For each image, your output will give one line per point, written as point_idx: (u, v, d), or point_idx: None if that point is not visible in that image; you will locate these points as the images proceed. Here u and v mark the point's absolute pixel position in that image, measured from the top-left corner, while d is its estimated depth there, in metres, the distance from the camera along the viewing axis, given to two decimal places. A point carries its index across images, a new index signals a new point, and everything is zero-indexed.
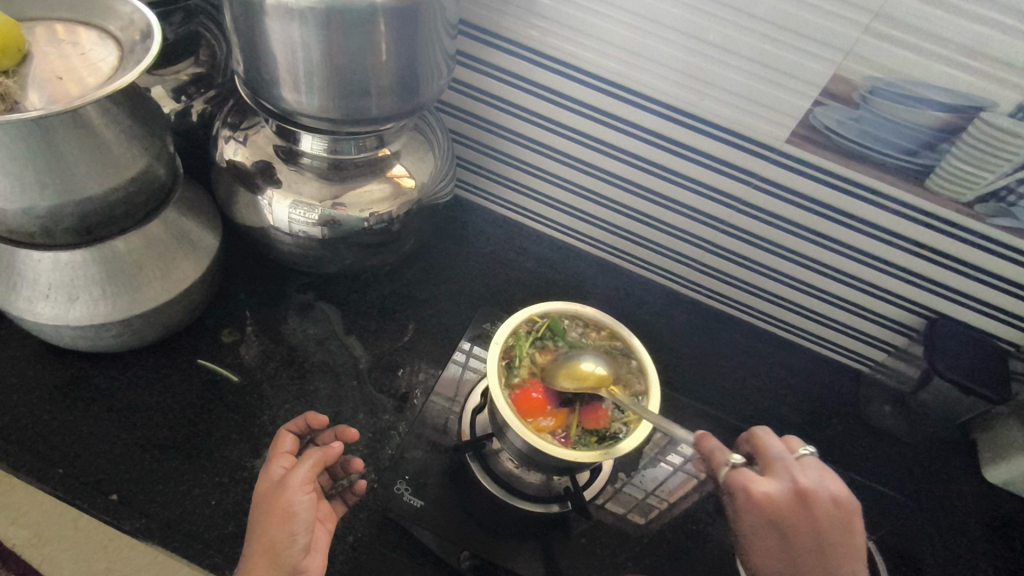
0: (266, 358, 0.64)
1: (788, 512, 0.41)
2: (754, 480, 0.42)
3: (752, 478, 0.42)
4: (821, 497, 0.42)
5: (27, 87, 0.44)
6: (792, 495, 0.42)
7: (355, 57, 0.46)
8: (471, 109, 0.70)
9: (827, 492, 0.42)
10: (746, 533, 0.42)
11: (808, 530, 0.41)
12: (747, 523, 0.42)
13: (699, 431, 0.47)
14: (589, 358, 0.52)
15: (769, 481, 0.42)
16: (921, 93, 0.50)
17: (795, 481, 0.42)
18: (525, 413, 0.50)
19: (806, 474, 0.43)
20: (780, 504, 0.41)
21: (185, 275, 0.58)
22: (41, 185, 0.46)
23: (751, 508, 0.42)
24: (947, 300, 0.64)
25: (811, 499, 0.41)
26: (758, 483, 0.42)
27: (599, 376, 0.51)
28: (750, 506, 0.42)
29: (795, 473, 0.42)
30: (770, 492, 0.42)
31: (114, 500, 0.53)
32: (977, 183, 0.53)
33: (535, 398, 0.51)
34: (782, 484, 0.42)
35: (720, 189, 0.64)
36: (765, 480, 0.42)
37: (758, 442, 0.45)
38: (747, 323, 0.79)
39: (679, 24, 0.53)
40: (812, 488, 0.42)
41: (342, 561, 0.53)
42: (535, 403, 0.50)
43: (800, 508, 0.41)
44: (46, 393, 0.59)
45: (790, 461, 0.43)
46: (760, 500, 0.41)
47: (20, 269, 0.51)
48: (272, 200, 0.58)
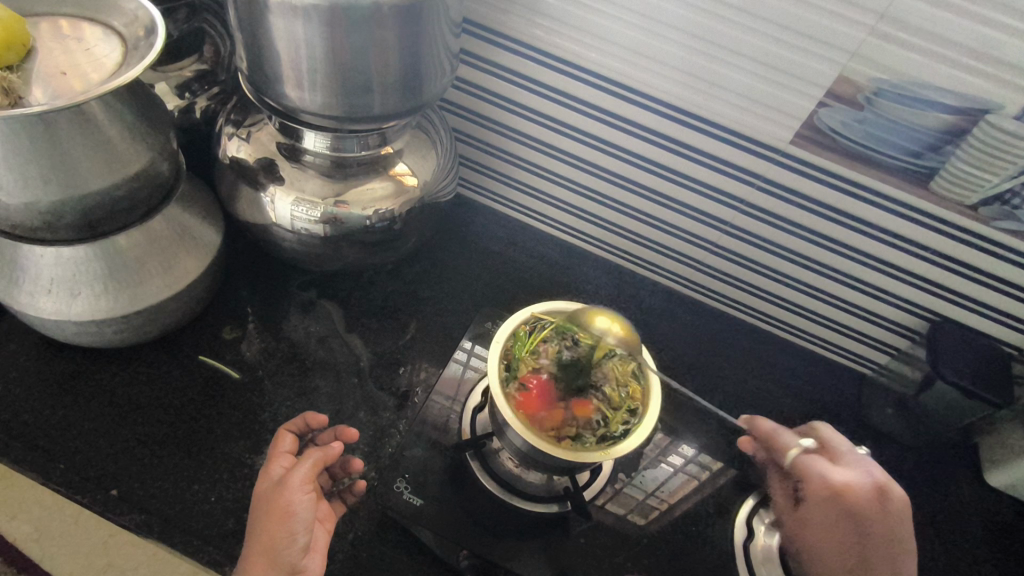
0: (267, 355, 0.64)
1: (865, 501, 0.48)
2: (834, 471, 0.49)
3: (828, 467, 0.50)
4: (894, 496, 0.49)
5: (30, 82, 0.44)
6: (870, 488, 0.49)
7: (359, 55, 0.46)
8: (474, 108, 0.70)
9: (895, 489, 0.49)
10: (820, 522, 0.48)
11: (879, 520, 0.48)
12: (823, 507, 0.48)
13: (755, 420, 0.56)
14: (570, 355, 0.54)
15: (847, 471, 0.50)
16: (926, 94, 0.49)
17: (873, 477, 0.49)
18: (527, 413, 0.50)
19: (877, 471, 0.50)
20: (860, 491, 0.48)
21: (187, 271, 0.58)
22: (45, 179, 0.46)
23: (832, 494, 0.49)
24: (952, 303, 0.63)
25: (888, 492, 0.49)
26: (838, 472, 0.49)
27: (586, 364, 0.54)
28: (830, 492, 0.48)
29: (871, 469, 0.50)
30: (849, 479, 0.49)
31: (114, 496, 0.53)
32: (983, 185, 0.52)
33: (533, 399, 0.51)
34: (862, 476, 0.49)
35: (723, 189, 0.64)
36: (843, 471, 0.50)
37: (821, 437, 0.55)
38: (749, 324, 0.78)
39: (683, 24, 0.53)
40: (885, 486, 0.49)
41: (341, 560, 0.53)
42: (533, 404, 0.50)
43: (876, 500, 0.48)
44: (46, 388, 0.59)
45: (865, 459, 0.51)
46: (842, 486, 0.48)
47: (22, 264, 0.52)
48: (274, 197, 0.59)
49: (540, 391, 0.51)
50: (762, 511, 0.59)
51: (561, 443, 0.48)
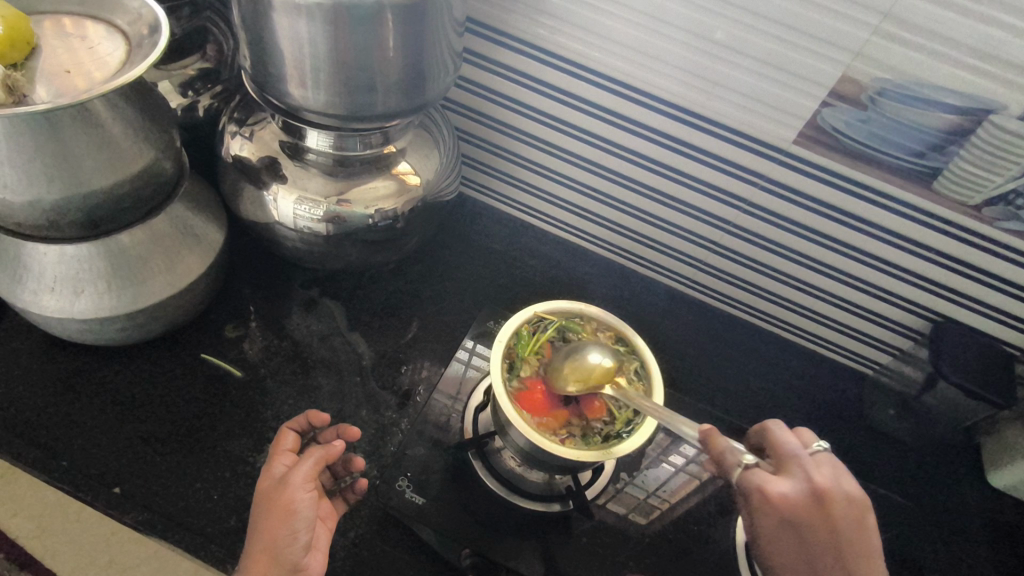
0: (269, 353, 0.64)
1: (805, 513, 0.39)
2: (769, 483, 0.40)
3: (767, 478, 0.40)
4: (839, 499, 0.40)
5: (35, 80, 0.44)
6: (809, 496, 0.40)
7: (362, 53, 0.46)
8: (476, 107, 0.70)
9: (840, 490, 0.40)
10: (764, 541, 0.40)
11: (825, 531, 0.39)
12: (764, 525, 0.40)
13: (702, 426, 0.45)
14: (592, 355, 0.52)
15: (784, 482, 0.40)
16: (930, 95, 0.49)
17: (811, 481, 0.40)
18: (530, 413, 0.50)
19: (821, 472, 0.41)
20: (797, 505, 0.39)
21: (189, 269, 0.58)
22: (49, 177, 0.46)
23: (768, 510, 0.40)
24: (954, 304, 0.63)
25: (829, 499, 0.39)
26: (774, 483, 0.40)
27: (602, 372, 0.51)
28: (766, 509, 0.40)
29: (811, 471, 0.41)
30: (787, 492, 0.40)
31: (117, 494, 0.54)
32: (986, 186, 0.52)
33: (536, 401, 0.51)
34: (800, 483, 0.40)
35: (726, 189, 0.64)
36: (779, 480, 0.40)
37: (769, 435, 0.44)
38: (752, 324, 0.78)
39: (687, 23, 0.53)
40: (828, 490, 0.40)
41: (343, 558, 0.53)
42: (537, 404, 0.51)
43: (818, 510, 0.39)
44: (50, 386, 0.59)
45: (806, 457, 0.42)
46: (778, 502, 0.39)
47: (26, 261, 0.52)
48: (277, 196, 0.59)
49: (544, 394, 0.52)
50: None
51: (563, 443, 0.48)
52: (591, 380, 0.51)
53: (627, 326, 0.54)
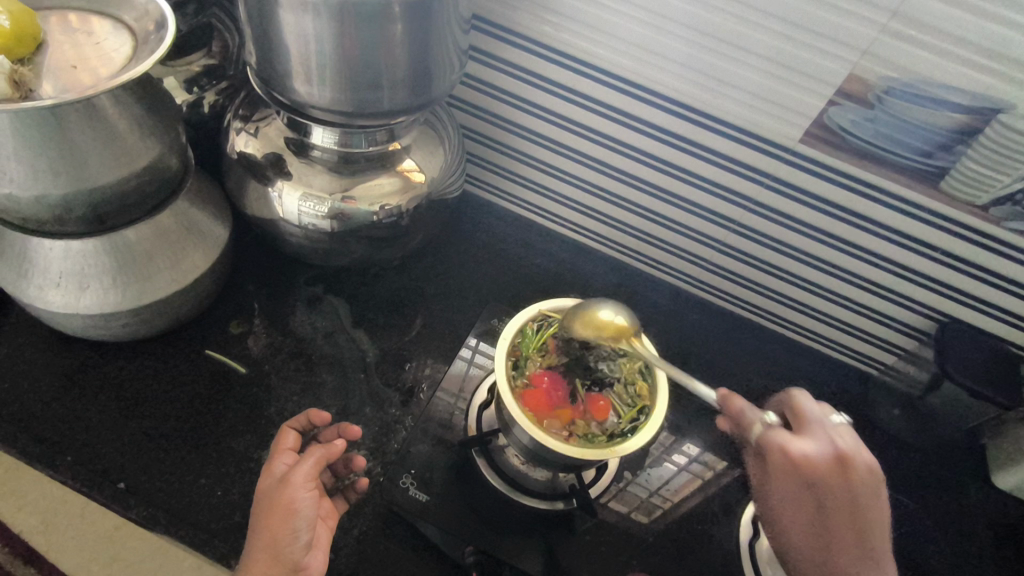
0: (273, 350, 0.64)
1: (827, 475, 0.42)
2: (793, 443, 0.43)
3: (790, 439, 0.43)
4: (861, 465, 0.43)
5: (41, 76, 0.44)
6: (831, 459, 0.43)
7: (368, 50, 0.46)
8: (481, 104, 0.70)
9: (862, 458, 0.44)
10: (780, 497, 0.43)
11: (842, 491, 0.43)
12: (783, 482, 0.43)
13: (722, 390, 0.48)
14: (607, 308, 0.53)
15: (807, 442, 0.44)
16: (937, 94, 0.49)
17: (835, 445, 0.44)
18: (534, 409, 0.50)
19: (844, 440, 0.44)
20: (818, 464, 0.43)
21: (194, 265, 0.58)
22: (55, 173, 0.46)
23: (789, 468, 0.43)
24: (960, 304, 0.63)
25: (849, 462, 0.43)
26: (799, 445, 0.43)
27: (618, 326, 0.52)
28: (788, 467, 0.43)
29: (836, 438, 0.44)
30: (808, 452, 0.43)
31: (121, 489, 0.54)
32: (993, 186, 0.52)
33: (541, 395, 0.50)
34: (823, 445, 0.43)
35: (731, 188, 0.64)
36: (804, 442, 0.44)
37: (793, 403, 0.47)
38: (756, 323, 0.78)
39: (693, 21, 0.53)
40: (850, 456, 0.43)
41: (346, 554, 0.53)
42: (541, 400, 0.50)
43: (839, 472, 0.43)
44: (55, 381, 0.59)
45: (830, 425, 0.45)
46: (799, 460, 0.42)
47: (31, 256, 0.52)
48: (282, 192, 0.59)
49: (549, 389, 0.51)
50: None
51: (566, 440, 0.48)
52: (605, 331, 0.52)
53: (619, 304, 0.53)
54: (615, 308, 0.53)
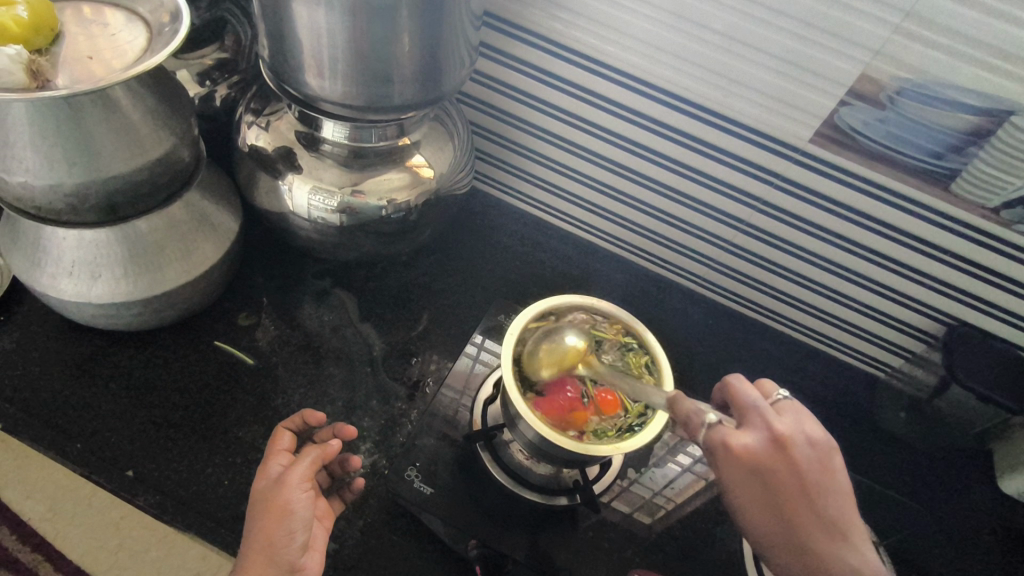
0: (281, 342, 0.65)
1: (769, 464, 0.39)
2: (730, 436, 0.40)
3: (728, 433, 0.40)
4: (801, 444, 0.40)
5: (57, 66, 0.45)
6: (771, 445, 0.40)
7: (379, 45, 0.46)
8: (491, 101, 0.70)
9: (802, 436, 0.40)
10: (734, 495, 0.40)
11: (792, 477, 0.39)
12: (729, 478, 0.40)
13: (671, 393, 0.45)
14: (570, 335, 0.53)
15: (746, 434, 0.40)
16: (949, 95, 0.49)
17: (773, 429, 0.40)
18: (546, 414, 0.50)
19: (782, 420, 0.41)
20: (760, 456, 0.39)
21: (205, 257, 0.58)
22: (69, 162, 0.47)
23: (732, 465, 0.39)
24: (970, 307, 0.63)
25: (790, 446, 0.39)
26: (737, 436, 0.40)
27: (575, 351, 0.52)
28: (730, 463, 0.39)
29: (772, 420, 0.40)
30: (748, 444, 0.39)
31: (130, 477, 0.54)
32: (1006, 189, 0.52)
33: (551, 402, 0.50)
34: (762, 434, 0.40)
35: (741, 188, 0.64)
36: (741, 433, 0.40)
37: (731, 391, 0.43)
38: (763, 324, 0.78)
39: (706, 20, 0.53)
40: (790, 435, 0.40)
41: (351, 546, 0.54)
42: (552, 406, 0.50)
43: (782, 459, 0.39)
44: (66, 369, 0.60)
45: (764, 405, 0.41)
46: (739, 455, 0.39)
47: (45, 245, 0.52)
48: (293, 185, 0.59)
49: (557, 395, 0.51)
50: None
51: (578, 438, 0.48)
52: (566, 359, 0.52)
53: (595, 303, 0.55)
54: (576, 335, 0.53)
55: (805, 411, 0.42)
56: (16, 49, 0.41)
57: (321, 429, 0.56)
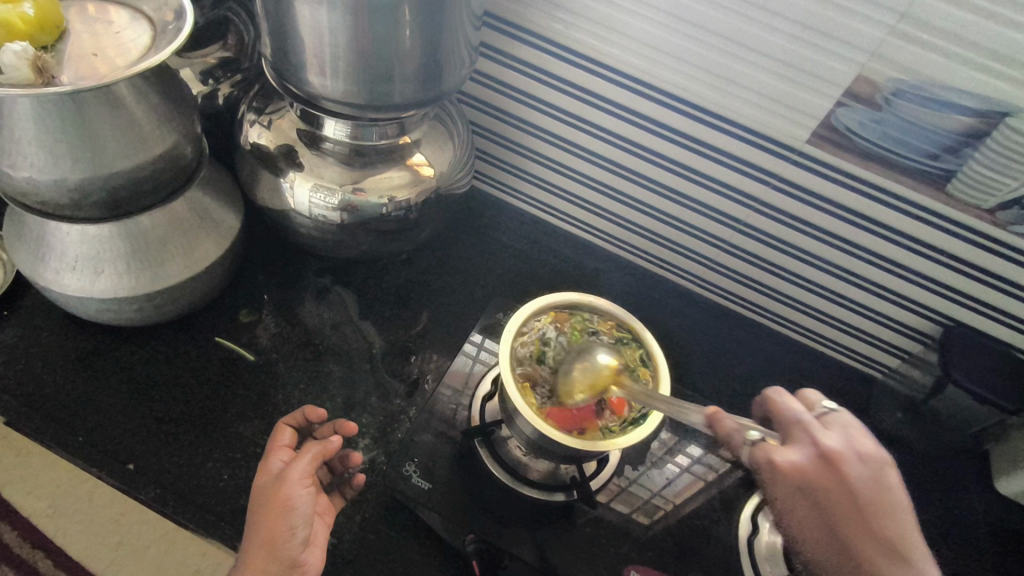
0: (281, 339, 0.65)
1: (817, 479, 0.39)
2: (776, 451, 0.40)
3: (773, 448, 0.40)
4: (850, 460, 0.39)
5: (62, 62, 0.45)
6: (819, 461, 0.39)
7: (380, 44, 0.46)
8: (492, 101, 0.70)
9: (852, 452, 0.40)
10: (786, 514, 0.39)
11: (843, 494, 0.38)
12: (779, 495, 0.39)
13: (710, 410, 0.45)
14: (603, 360, 0.52)
15: (792, 451, 0.40)
16: (945, 96, 0.49)
17: (820, 445, 0.40)
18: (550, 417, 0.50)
19: (829, 436, 0.41)
20: (808, 471, 0.39)
21: (206, 253, 0.59)
22: (74, 158, 0.47)
23: (780, 481, 0.39)
24: (966, 308, 0.63)
25: (839, 462, 0.39)
26: (783, 452, 0.40)
27: (608, 376, 0.51)
28: (778, 479, 0.39)
29: (818, 436, 0.40)
30: (795, 460, 0.39)
31: (131, 470, 0.55)
32: (1001, 189, 0.52)
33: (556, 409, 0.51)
34: (809, 450, 0.40)
35: (738, 188, 0.64)
36: (787, 449, 0.40)
37: (775, 409, 0.44)
38: (761, 324, 0.78)
39: (704, 21, 0.53)
40: (838, 450, 0.39)
41: (349, 540, 0.54)
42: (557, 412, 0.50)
43: (830, 473, 0.39)
44: (68, 363, 0.60)
45: (811, 421, 0.42)
46: (786, 469, 0.39)
47: (49, 239, 0.53)
48: (294, 183, 0.60)
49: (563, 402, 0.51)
50: (767, 507, 0.59)
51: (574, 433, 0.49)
52: (599, 382, 0.51)
53: (590, 297, 0.56)
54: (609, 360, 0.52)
55: (854, 428, 0.41)
56: (23, 46, 0.42)
57: (321, 425, 0.56)
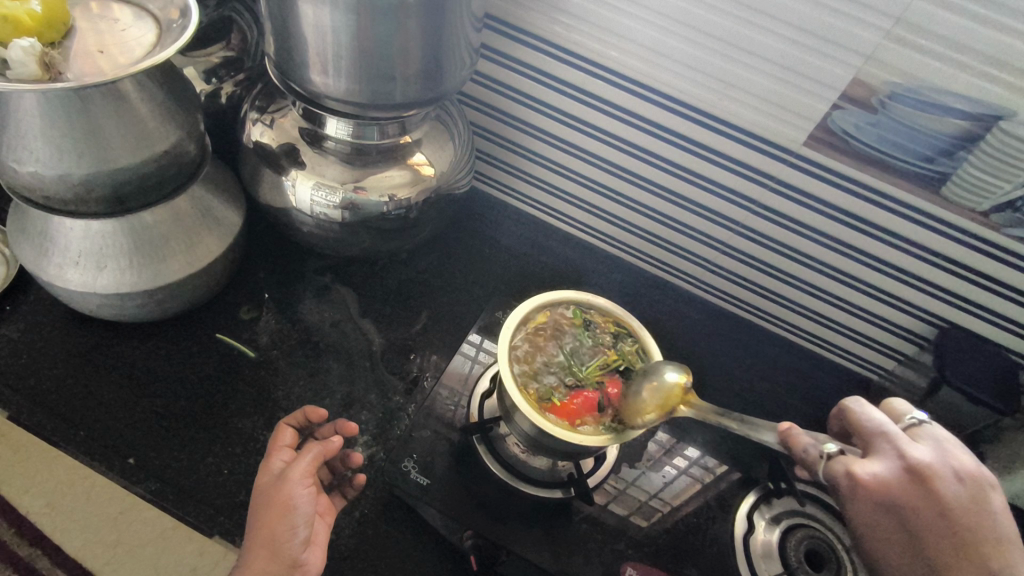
0: (281, 336, 0.66)
1: (902, 494, 0.38)
2: (856, 463, 0.40)
3: (853, 460, 0.40)
4: (941, 476, 0.39)
5: (69, 59, 0.46)
6: (905, 474, 0.39)
7: (382, 43, 0.47)
8: (493, 102, 0.71)
9: (945, 467, 0.39)
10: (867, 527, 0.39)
11: (931, 511, 0.38)
12: (859, 509, 0.39)
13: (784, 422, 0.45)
14: (672, 376, 0.48)
15: (875, 463, 0.40)
16: (939, 100, 0.50)
17: (905, 458, 0.39)
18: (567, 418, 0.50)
19: (916, 449, 0.40)
20: (893, 485, 0.39)
21: (208, 250, 0.59)
22: (78, 153, 0.48)
23: (859, 494, 0.39)
24: (961, 310, 0.64)
25: (927, 477, 0.39)
26: (865, 465, 0.40)
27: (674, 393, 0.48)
28: (857, 492, 0.39)
29: (903, 448, 0.40)
30: (878, 473, 0.39)
31: (131, 464, 0.55)
32: (994, 192, 0.53)
33: (572, 407, 0.50)
34: (893, 464, 0.39)
35: (738, 190, 0.65)
36: (868, 461, 0.40)
37: (855, 420, 0.43)
38: (758, 326, 0.79)
39: (703, 24, 0.54)
40: (927, 465, 0.39)
41: (347, 535, 0.55)
42: (571, 411, 0.50)
43: (917, 489, 0.38)
44: (70, 358, 0.61)
45: (897, 433, 0.41)
46: (870, 483, 0.39)
47: (53, 234, 0.54)
48: (295, 181, 0.60)
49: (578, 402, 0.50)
50: (762, 506, 0.59)
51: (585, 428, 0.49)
52: (668, 401, 0.48)
53: (589, 293, 0.57)
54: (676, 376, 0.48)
55: (946, 442, 0.41)
56: (30, 41, 0.42)
57: (322, 426, 0.57)
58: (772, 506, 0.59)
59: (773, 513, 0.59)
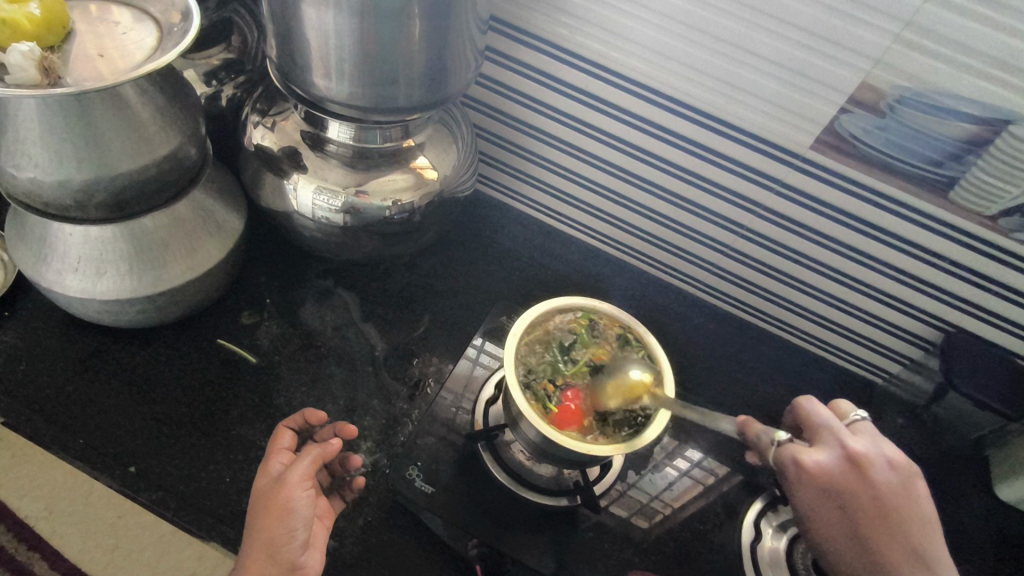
0: (283, 341, 0.65)
1: (844, 481, 0.42)
2: (805, 452, 0.43)
3: (802, 449, 0.43)
4: (878, 465, 0.42)
5: (68, 63, 0.45)
6: (845, 463, 0.42)
7: (386, 46, 0.46)
8: (496, 104, 0.70)
9: (880, 457, 0.43)
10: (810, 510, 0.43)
11: (867, 497, 0.41)
12: (805, 495, 0.42)
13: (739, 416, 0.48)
14: (636, 369, 0.51)
15: (821, 452, 0.43)
16: (948, 104, 0.49)
17: (848, 449, 0.43)
18: (563, 424, 0.50)
19: (858, 441, 0.43)
20: (835, 472, 0.42)
21: (209, 254, 0.59)
22: (78, 158, 0.47)
23: (806, 480, 0.42)
24: (967, 315, 0.63)
25: (865, 465, 0.42)
26: (812, 454, 0.43)
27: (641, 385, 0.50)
28: (804, 478, 0.42)
29: (847, 440, 0.43)
30: (823, 461, 0.42)
31: (132, 473, 0.54)
32: (1002, 196, 0.52)
33: (568, 410, 0.50)
34: (837, 453, 0.43)
35: (743, 193, 0.64)
36: (816, 451, 0.43)
37: (805, 413, 0.46)
38: (762, 330, 0.79)
39: (709, 27, 0.53)
40: (867, 455, 0.42)
41: (351, 543, 0.54)
42: (568, 414, 0.50)
43: (856, 476, 0.42)
44: (69, 365, 0.60)
45: (839, 426, 0.44)
46: (815, 471, 0.42)
47: (52, 240, 0.53)
48: (297, 185, 0.59)
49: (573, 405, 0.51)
50: (770, 513, 0.59)
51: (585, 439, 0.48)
52: (631, 391, 0.50)
53: (597, 299, 0.56)
54: (643, 368, 0.51)
55: (881, 436, 0.44)
56: (29, 46, 0.41)
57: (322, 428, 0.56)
58: (779, 513, 0.59)
59: (780, 519, 0.59)
